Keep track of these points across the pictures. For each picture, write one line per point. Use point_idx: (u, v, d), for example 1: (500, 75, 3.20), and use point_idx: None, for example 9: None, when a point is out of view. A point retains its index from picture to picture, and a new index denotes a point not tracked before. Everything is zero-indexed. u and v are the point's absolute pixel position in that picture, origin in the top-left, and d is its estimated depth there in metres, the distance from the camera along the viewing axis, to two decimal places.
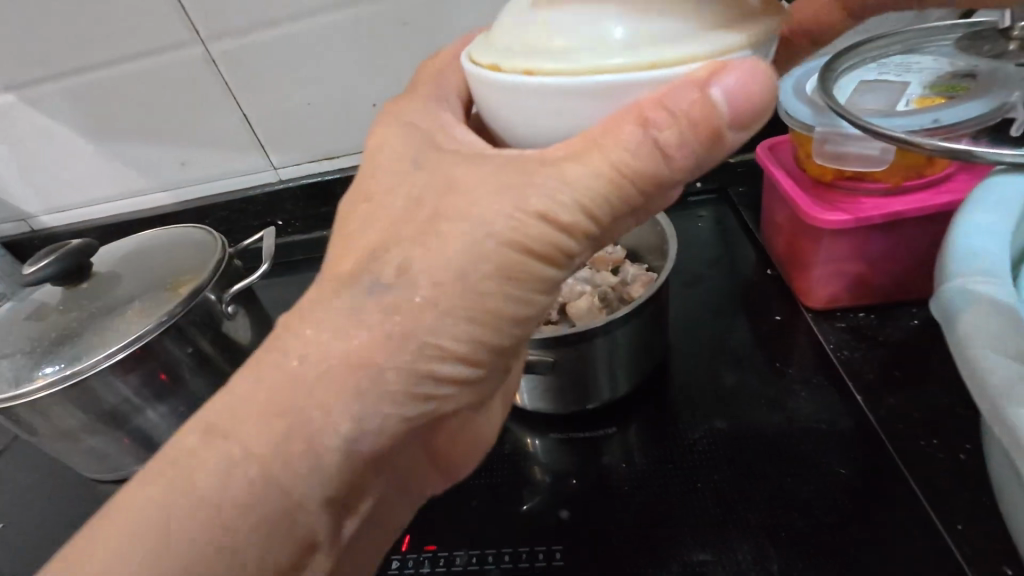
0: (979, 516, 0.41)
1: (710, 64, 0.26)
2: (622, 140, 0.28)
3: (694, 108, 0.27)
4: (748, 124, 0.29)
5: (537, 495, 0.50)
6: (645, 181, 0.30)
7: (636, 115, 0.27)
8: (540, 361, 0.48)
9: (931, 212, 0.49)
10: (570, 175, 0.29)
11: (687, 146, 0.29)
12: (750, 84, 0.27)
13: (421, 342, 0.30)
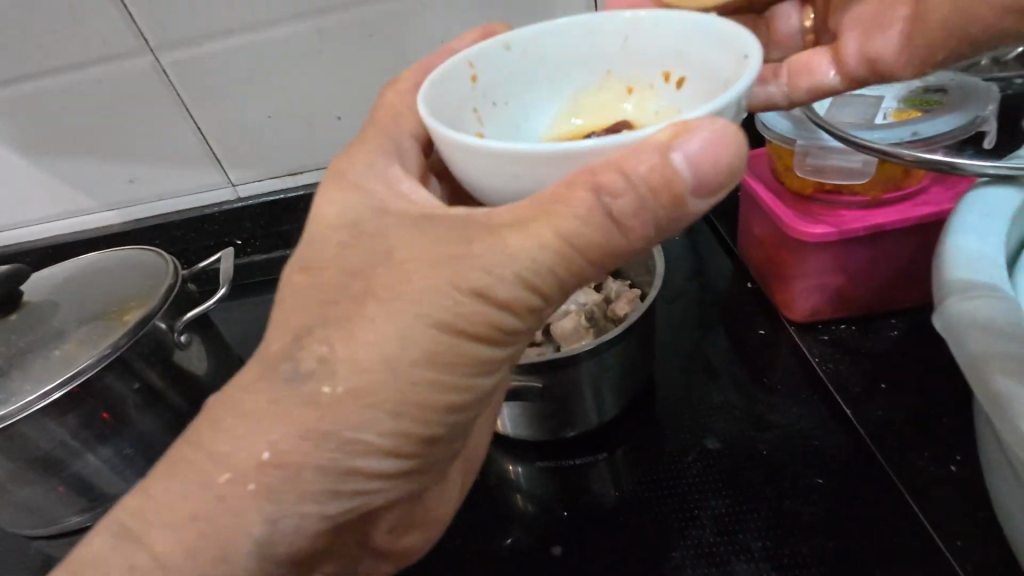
0: (980, 531, 0.40)
1: (672, 129, 0.26)
2: (572, 206, 0.27)
3: (654, 172, 0.26)
4: (714, 191, 0.27)
5: (526, 531, 0.47)
6: (594, 253, 0.28)
7: (589, 180, 0.26)
8: (526, 386, 0.46)
9: (911, 223, 0.49)
10: (513, 245, 0.28)
11: (646, 218, 0.28)
12: (713, 148, 0.26)
13: (342, 439, 0.27)
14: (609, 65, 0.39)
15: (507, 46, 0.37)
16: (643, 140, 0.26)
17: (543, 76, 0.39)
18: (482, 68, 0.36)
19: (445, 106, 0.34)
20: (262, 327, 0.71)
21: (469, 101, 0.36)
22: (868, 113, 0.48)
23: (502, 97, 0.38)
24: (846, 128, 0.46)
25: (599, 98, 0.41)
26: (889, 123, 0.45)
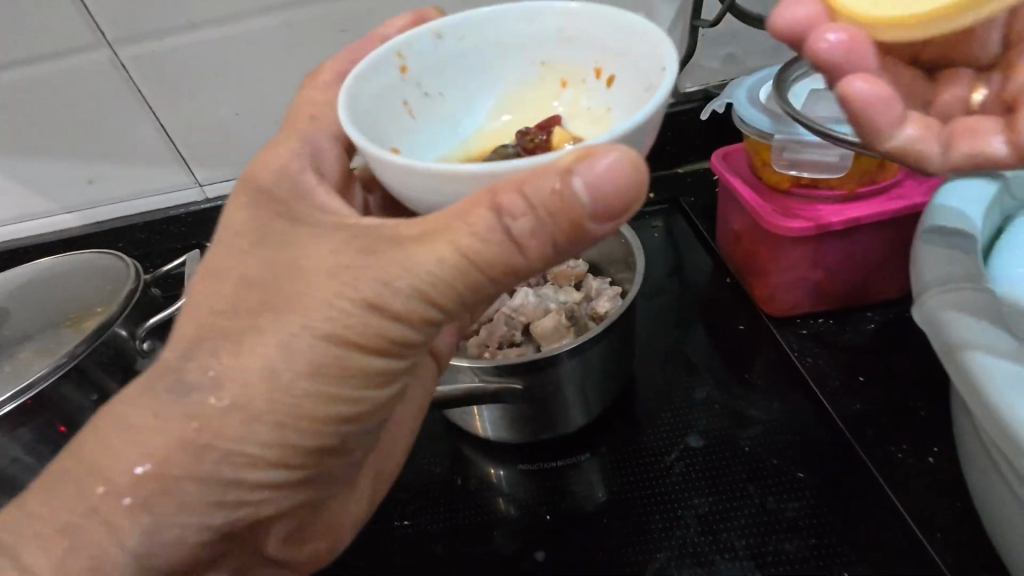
0: (957, 522, 0.40)
1: (576, 154, 0.25)
2: (471, 223, 0.26)
3: (556, 197, 0.25)
4: (616, 215, 0.27)
5: (511, 534, 0.46)
6: (497, 268, 0.28)
7: (489, 199, 0.26)
8: (507, 388, 0.45)
9: (884, 217, 0.49)
10: (411, 258, 0.28)
11: (545, 242, 0.27)
12: (614, 174, 0.25)
13: (225, 451, 0.28)
14: (545, 57, 0.37)
15: (438, 34, 0.36)
16: (546, 164, 0.26)
17: (477, 65, 0.37)
18: (412, 57, 0.35)
19: (369, 99, 0.33)
20: None
21: (396, 93, 0.34)
22: None
23: (436, 87, 0.37)
24: (823, 122, 0.46)
25: (536, 91, 0.39)
26: None
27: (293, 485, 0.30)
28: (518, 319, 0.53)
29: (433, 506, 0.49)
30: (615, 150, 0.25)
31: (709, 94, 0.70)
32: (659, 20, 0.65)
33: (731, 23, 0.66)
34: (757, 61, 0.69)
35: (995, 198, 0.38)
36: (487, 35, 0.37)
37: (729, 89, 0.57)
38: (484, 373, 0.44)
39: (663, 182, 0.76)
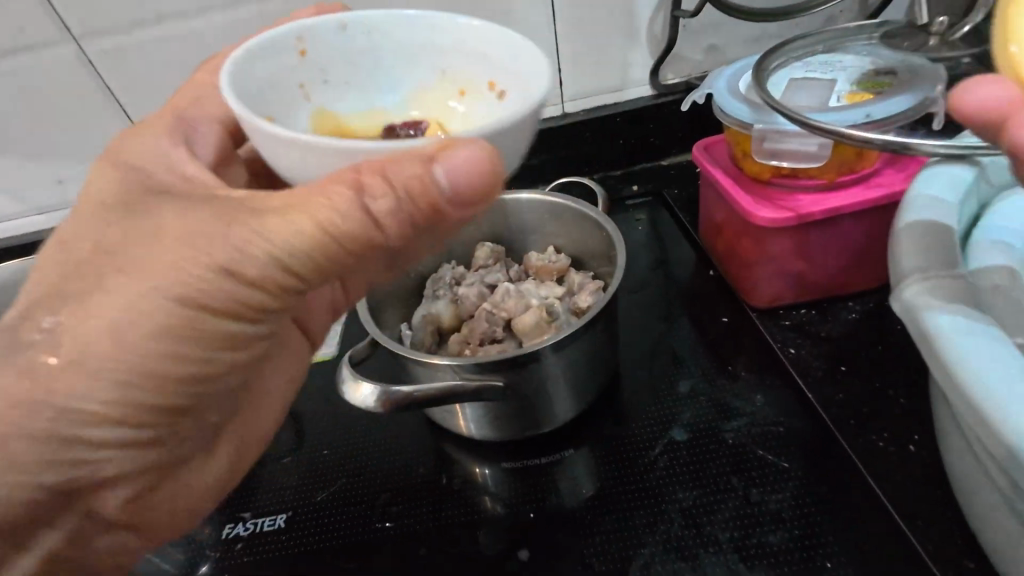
0: (938, 513, 0.40)
1: (440, 143, 0.26)
2: (332, 200, 0.27)
3: (414, 182, 0.27)
4: (476, 199, 0.28)
5: (496, 533, 0.45)
6: (356, 244, 0.30)
7: (352, 179, 0.27)
8: (489, 386, 0.44)
9: (865, 206, 0.49)
10: (269, 226, 0.29)
11: (407, 215, 0.29)
12: (471, 166, 0.26)
13: (63, 409, 0.29)
14: (449, 62, 0.37)
15: (341, 24, 0.36)
16: (414, 150, 0.27)
17: (368, 64, 0.37)
18: (314, 42, 0.35)
19: (264, 71, 0.33)
20: None
21: (291, 75, 0.34)
22: (822, 96, 0.47)
23: (334, 74, 0.36)
24: (802, 111, 0.45)
25: (434, 94, 0.38)
26: (845, 105, 0.45)
27: (138, 445, 0.33)
28: (499, 316, 0.52)
29: (414, 506, 0.48)
30: (479, 142, 0.26)
31: (691, 86, 0.69)
32: (639, 11, 0.64)
33: (712, 14, 0.65)
34: (738, 53, 0.69)
35: (970, 186, 0.37)
36: (382, 31, 0.36)
37: (708, 80, 0.57)
38: (463, 371, 0.43)
39: (647, 175, 0.76)
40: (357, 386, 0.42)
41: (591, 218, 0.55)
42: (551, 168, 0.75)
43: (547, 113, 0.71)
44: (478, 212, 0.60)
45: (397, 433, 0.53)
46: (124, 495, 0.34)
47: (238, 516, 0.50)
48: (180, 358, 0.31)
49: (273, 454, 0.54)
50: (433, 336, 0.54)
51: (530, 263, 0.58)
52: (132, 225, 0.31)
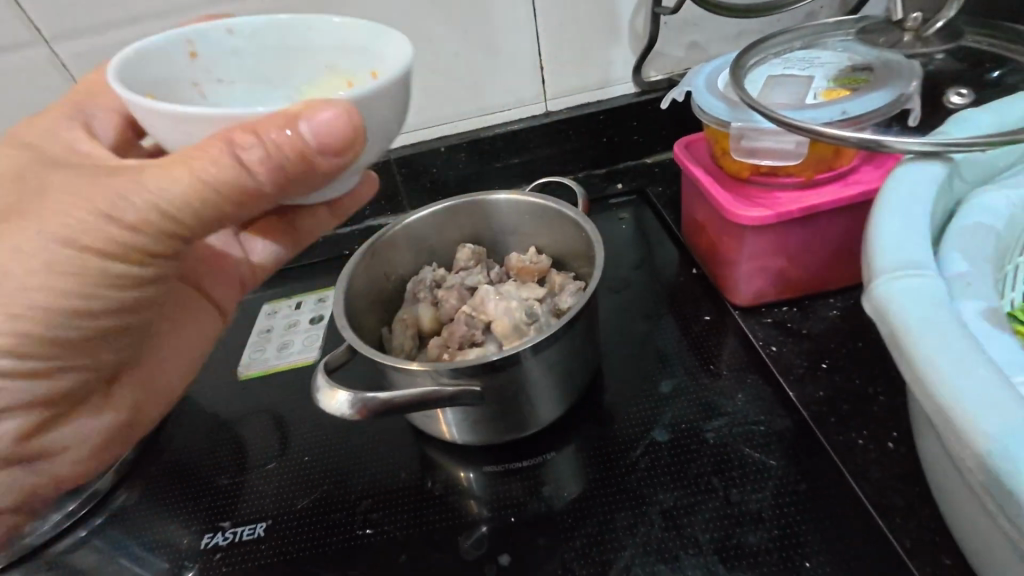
0: (916, 512, 0.40)
1: (308, 104, 0.29)
2: (210, 157, 0.30)
3: (284, 139, 0.29)
4: (343, 155, 0.30)
5: (478, 538, 0.45)
6: (230, 193, 0.32)
7: (221, 136, 0.29)
8: (466, 391, 0.43)
9: (844, 204, 0.49)
10: (155, 185, 0.32)
11: (284, 172, 0.31)
12: (333, 121, 0.28)
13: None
14: (331, 59, 0.37)
15: (230, 28, 0.36)
16: (281, 110, 0.29)
17: (258, 65, 0.37)
18: (206, 45, 0.36)
19: (159, 70, 0.34)
20: None
21: (183, 74, 0.36)
22: (799, 93, 0.46)
23: (231, 75, 0.37)
24: (778, 108, 0.45)
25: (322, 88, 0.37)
26: (821, 102, 0.44)
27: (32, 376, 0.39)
28: (479, 318, 0.52)
29: (395, 512, 0.48)
30: (342, 103, 0.28)
31: (674, 83, 0.69)
32: (620, 7, 0.64)
33: (693, 10, 0.65)
34: (721, 49, 0.69)
35: (944, 182, 0.37)
36: (269, 33, 0.37)
37: (687, 77, 0.56)
38: (441, 376, 0.43)
39: (631, 173, 0.75)
40: (333, 393, 0.42)
41: (571, 219, 0.54)
42: (535, 167, 0.74)
43: (530, 112, 0.70)
44: (457, 213, 0.59)
45: (380, 439, 0.53)
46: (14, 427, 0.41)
47: (217, 525, 0.50)
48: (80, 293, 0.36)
49: (255, 461, 0.54)
50: (413, 340, 0.54)
51: (511, 264, 0.57)
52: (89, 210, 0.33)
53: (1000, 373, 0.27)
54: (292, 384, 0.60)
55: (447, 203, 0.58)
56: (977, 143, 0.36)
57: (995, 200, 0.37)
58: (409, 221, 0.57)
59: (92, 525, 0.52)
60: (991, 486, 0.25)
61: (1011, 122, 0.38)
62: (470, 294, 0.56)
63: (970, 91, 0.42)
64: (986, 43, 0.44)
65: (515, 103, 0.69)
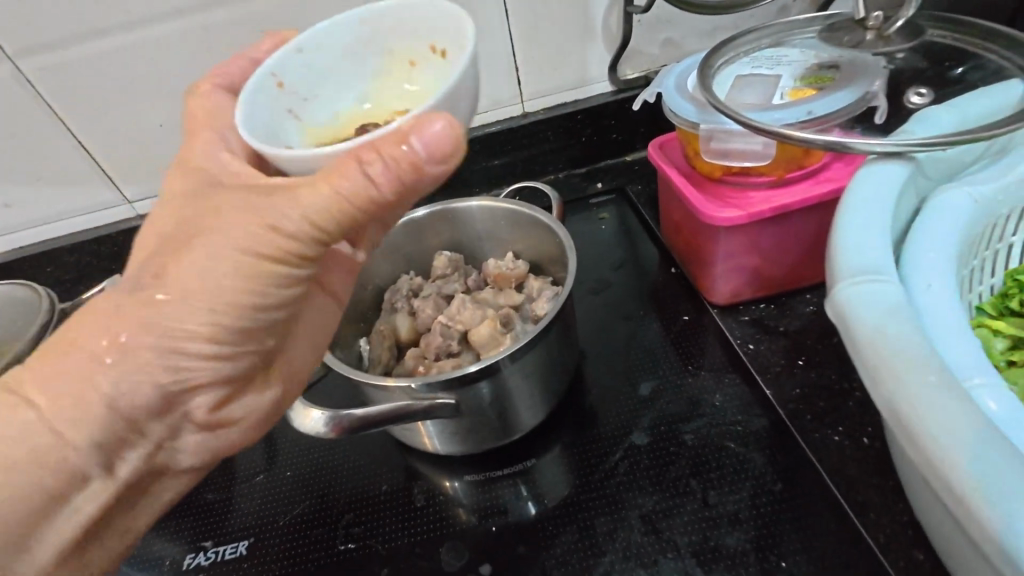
0: (888, 507, 0.40)
1: (414, 121, 0.29)
2: (343, 180, 0.30)
3: (398, 154, 0.29)
4: (447, 156, 0.30)
5: (459, 549, 0.45)
6: (364, 209, 0.31)
7: (353, 157, 0.29)
8: (441, 404, 0.43)
9: (814, 202, 0.49)
10: (303, 198, 0.31)
11: (405, 188, 0.31)
12: (441, 131, 0.29)
13: (164, 327, 0.31)
14: (389, 44, 0.38)
15: (298, 48, 0.37)
16: (390, 130, 0.30)
17: (330, 74, 0.38)
18: (283, 71, 0.36)
19: (263, 115, 0.34)
20: None
21: (277, 106, 0.35)
22: (767, 93, 0.46)
23: (313, 92, 0.37)
24: (745, 110, 0.45)
25: (385, 74, 0.39)
26: (787, 103, 0.45)
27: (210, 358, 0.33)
28: (455, 327, 0.52)
29: (378, 524, 0.48)
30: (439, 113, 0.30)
31: (650, 81, 0.69)
32: (592, 6, 0.63)
33: (665, 8, 0.65)
34: (693, 46, 0.68)
35: (906, 182, 0.38)
36: (328, 38, 0.38)
37: (659, 77, 0.56)
38: (417, 390, 0.43)
39: (611, 172, 0.75)
40: (306, 412, 0.42)
41: (546, 224, 0.54)
42: (515, 169, 0.74)
43: (507, 113, 0.70)
44: (430, 221, 0.59)
45: (365, 453, 0.53)
46: (207, 402, 0.34)
47: (200, 545, 0.49)
48: (245, 292, 0.32)
49: (240, 476, 0.54)
50: (390, 352, 0.54)
51: (488, 270, 0.57)
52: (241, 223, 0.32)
53: (951, 377, 0.27)
54: None
55: (414, 214, 0.58)
56: (938, 143, 0.36)
57: (957, 197, 0.38)
58: None
59: None
60: (941, 489, 0.26)
61: (972, 119, 0.38)
62: (447, 303, 0.56)
63: (933, 87, 0.43)
64: (950, 38, 0.44)
65: (492, 104, 0.69)
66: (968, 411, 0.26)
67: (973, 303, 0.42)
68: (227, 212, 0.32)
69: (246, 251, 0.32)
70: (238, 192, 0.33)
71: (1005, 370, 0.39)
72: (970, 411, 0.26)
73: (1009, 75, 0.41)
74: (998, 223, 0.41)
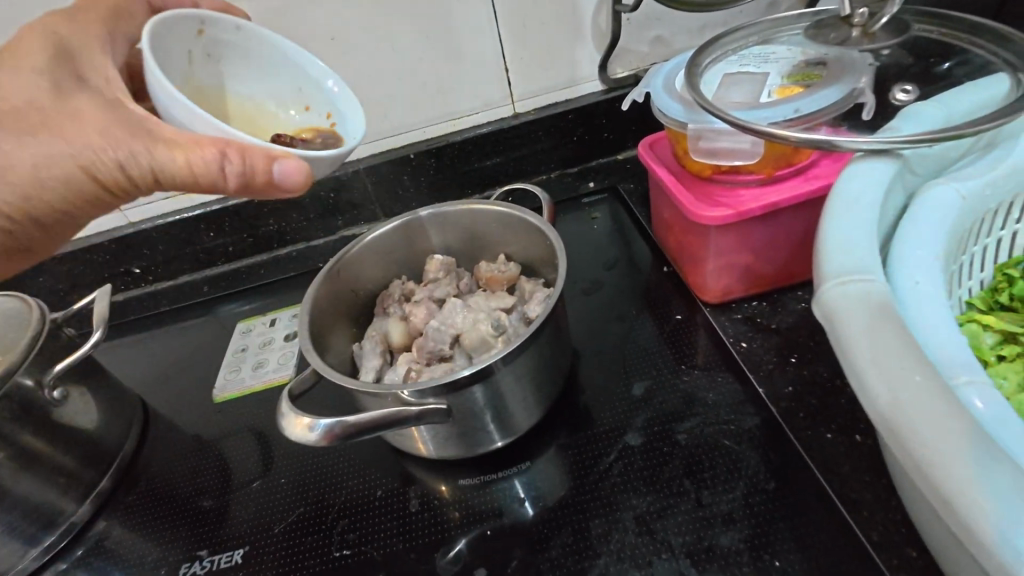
0: (881, 504, 0.40)
1: (283, 152, 0.37)
2: (197, 156, 0.35)
3: (259, 165, 0.36)
4: (294, 189, 0.37)
5: (454, 554, 0.45)
6: (207, 187, 0.37)
7: (219, 146, 0.35)
8: (433, 409, 0.43)
9: (803, 199, 0.49)
10: (157, 152, 0.36)
11: (247, 190, 0.37)
12: (296, 170, 0.36)
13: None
14: (303, 84, 0.46)
15: (238, 26, 0.43)
16: (264, 148, 0.36)
17: (243, 63, 0.44)
18: (212, 29, 0.43)
19: (165, 34, 0.40)
20: (167, 361, 0.68)
21: (181, 42, 0.41)
22: (754, 91, 0.46)
23: (218, 59, 0.43)
24: (732, 108, 0.45)
25: (274, 103, 0.46)
26: (774, 101, 0.45)
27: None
28: (446, 330, 0.52)
29: (372, 530, 0.48)
30: (303, 159, 0.38)
31: (640, 79, 0.69)
32: (582, 4, 0.63)
33: (654, 5, 0.64)
34: (683, 43, 0.68)
35: (894, 178, 0.37)
36: (267, 43, 0.45)
37: (647, 76, 0.56)
38: (407, 394, 0.43)
39: (603, 171, 0.75)
40: (298, 421, 0.41)
41: (535, 227, 0.54)
42: (507, 169, 0.74)
43: (498, 114, 0.70)
44: (421, 224, 0.59)
45: (360, 458, 0.53)
46: None
47: (195, 554, 0.49)
48: (64, 192, 0.40)
49: (235, 483, 0.54)
50: (382, 356, 0.54)
51: (480, 273, 0.58)
52: (87, 139, 0.37)
53: (939, 378, 0.27)
54: (269, 403, 0.60)
55: (405, 217, 0.58)
56: (925, 140, 0.36)
57: (945, 193, 0.38)
58: (369, 238, 0.57)
59: (72, 558, 0.51)
60: (931, 493, 0.26)
61: (958, 115, 0.38)
62: (438, 307, 0.56)
63: (918, 83, 0.43)
64: (935, 32, 0.44)
65: (482, 106, 0.69)
66: (957, 413, 0.26)
67: (964, 298, 0.42)
68: (76, 125, 0.38)
69: (75, 162, 0.38)
70: (92, 104, 0.39)
71: (994, 365, 0.39)
72: (959, 411, 0.26)
73: (995, 70, 0.41)
74: (987, 217, 0.41)
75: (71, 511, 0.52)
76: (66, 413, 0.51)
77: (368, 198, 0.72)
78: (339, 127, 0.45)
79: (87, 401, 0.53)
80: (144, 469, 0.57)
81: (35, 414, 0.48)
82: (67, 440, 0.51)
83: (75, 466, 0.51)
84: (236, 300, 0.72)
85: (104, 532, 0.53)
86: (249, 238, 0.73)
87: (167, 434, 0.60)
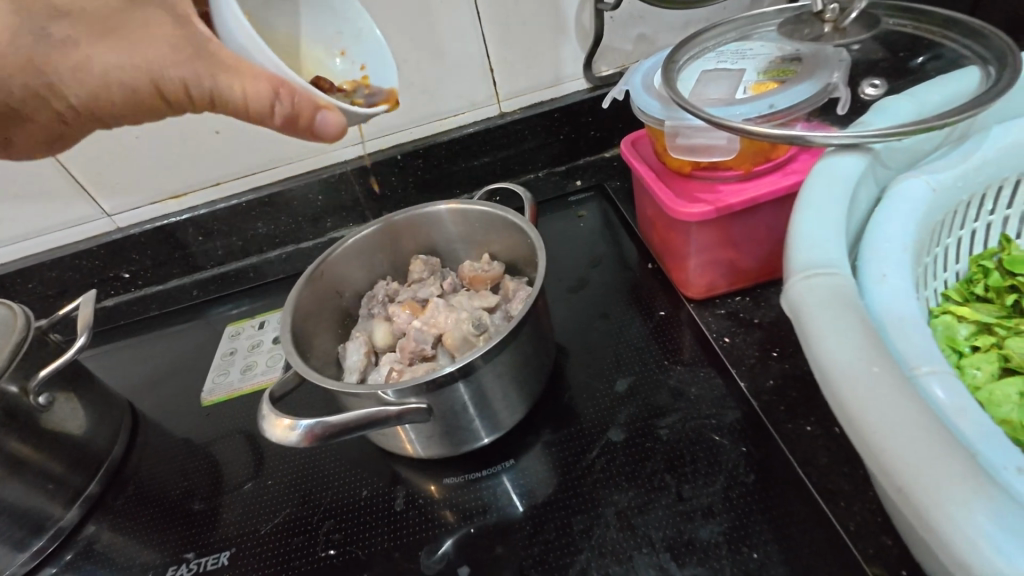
0: (859, 493, 0.41)
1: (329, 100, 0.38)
2: (251, 87, 0.36)
3: (304, 107, 0.37)
4: (332, 137, 0.39)
5: (441, 552, 0.45)
6: (255, 119, 0.38)
7: (273, 83, 0.36)
8: (413, 409, 0.43)
9: (781, 194, 0.50)
10: (218, 77, 0.37)
11: (287, 129, 0.39)
12: (335, 123, 0.38)
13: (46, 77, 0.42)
14: (343, 30, 0.46)
15: None
16: (313, 90, 0.37)
17: None
18: None
19: None
20: (155, 367, 0.68)
21: None
22: (730, 88, 0.47)
23: None
24: (707, 105, 0.45)
25: (315, 44, 0.45)
26: (748, 98, 0.45)
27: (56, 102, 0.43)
28: (430, 330, 0.52)
29: (357, 531, 0.48)
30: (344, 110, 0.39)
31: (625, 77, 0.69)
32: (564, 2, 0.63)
33: (637, 4, 0.65)
34: (667, 40, 0.68)
35: (865, 173, 0.38)
36: None
37: (626, 74, 0.56)
38: (390, 395, 0.43)
39: (590, 169, 0.75)
40: (278, 422, 0.42)
41: (518, 228, 0.55)
42: (495, 169, 0.74)
43: (484, 113, 0.70)
44: (406, 224, 0.59)
45: (345, 461, 0.53)
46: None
47: (182, 557, 0.50)
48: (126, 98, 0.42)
49: (225, 486, 0.54)
50: (367, 358, 0.54)
51: (463, 272, 0.58)
52: (151, 50, 0.39)
53: (898, 372, 0.27)
54: (255, 407, 0.60)
55: (389, 218, 0.58)
56: (893, 134, 0.36)
57: (915, 186, 0.38)
58: (350, 241, 0.57)
59: (61, 562, 0.51)
60: (891, 489, 0.26)
61: (930, 108, 0.38)
62: (421, 308, 0.56)
63: (886, 78, 0.44)
64: (909, 26, 0.45)
65: (468, 106, 0.69)
66: (916, 409, 0.26)
67: (940, 290, 0.43)
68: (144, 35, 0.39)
69: (147, 75, 0.40)
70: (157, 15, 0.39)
71: (968, 355, 0.39)
72: (916, 406, 0.26)
73: (966, 63, 0.42)
74: (959, 210, 0.42)
75: (59, 516, 0.52)
76: (53, 418, 0.51)
77: (356, 201, 0.72)
78: (376, 79, 0.46)
79: (75, 405, 0.53)
80: (134, 472, 0.57)
81: (22, 420, 0.48)
82: (55, 445, 0.51)
83: (62, 471, 0.51)
84: (226, 304, 0.73)
85: (91, 536, 0.53)
86: (238, 241, 0.73)
87: (155, 438, 0.60)
